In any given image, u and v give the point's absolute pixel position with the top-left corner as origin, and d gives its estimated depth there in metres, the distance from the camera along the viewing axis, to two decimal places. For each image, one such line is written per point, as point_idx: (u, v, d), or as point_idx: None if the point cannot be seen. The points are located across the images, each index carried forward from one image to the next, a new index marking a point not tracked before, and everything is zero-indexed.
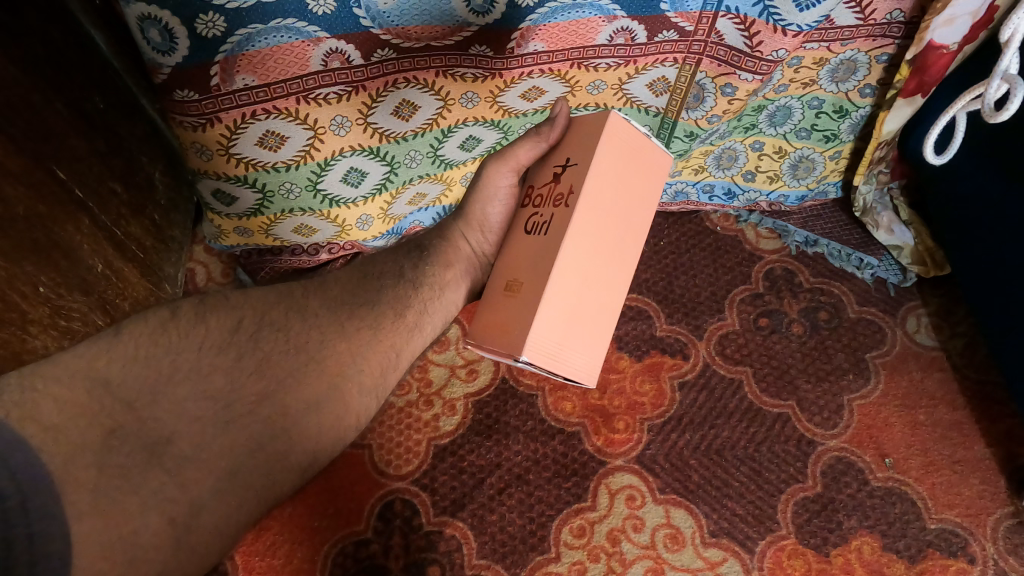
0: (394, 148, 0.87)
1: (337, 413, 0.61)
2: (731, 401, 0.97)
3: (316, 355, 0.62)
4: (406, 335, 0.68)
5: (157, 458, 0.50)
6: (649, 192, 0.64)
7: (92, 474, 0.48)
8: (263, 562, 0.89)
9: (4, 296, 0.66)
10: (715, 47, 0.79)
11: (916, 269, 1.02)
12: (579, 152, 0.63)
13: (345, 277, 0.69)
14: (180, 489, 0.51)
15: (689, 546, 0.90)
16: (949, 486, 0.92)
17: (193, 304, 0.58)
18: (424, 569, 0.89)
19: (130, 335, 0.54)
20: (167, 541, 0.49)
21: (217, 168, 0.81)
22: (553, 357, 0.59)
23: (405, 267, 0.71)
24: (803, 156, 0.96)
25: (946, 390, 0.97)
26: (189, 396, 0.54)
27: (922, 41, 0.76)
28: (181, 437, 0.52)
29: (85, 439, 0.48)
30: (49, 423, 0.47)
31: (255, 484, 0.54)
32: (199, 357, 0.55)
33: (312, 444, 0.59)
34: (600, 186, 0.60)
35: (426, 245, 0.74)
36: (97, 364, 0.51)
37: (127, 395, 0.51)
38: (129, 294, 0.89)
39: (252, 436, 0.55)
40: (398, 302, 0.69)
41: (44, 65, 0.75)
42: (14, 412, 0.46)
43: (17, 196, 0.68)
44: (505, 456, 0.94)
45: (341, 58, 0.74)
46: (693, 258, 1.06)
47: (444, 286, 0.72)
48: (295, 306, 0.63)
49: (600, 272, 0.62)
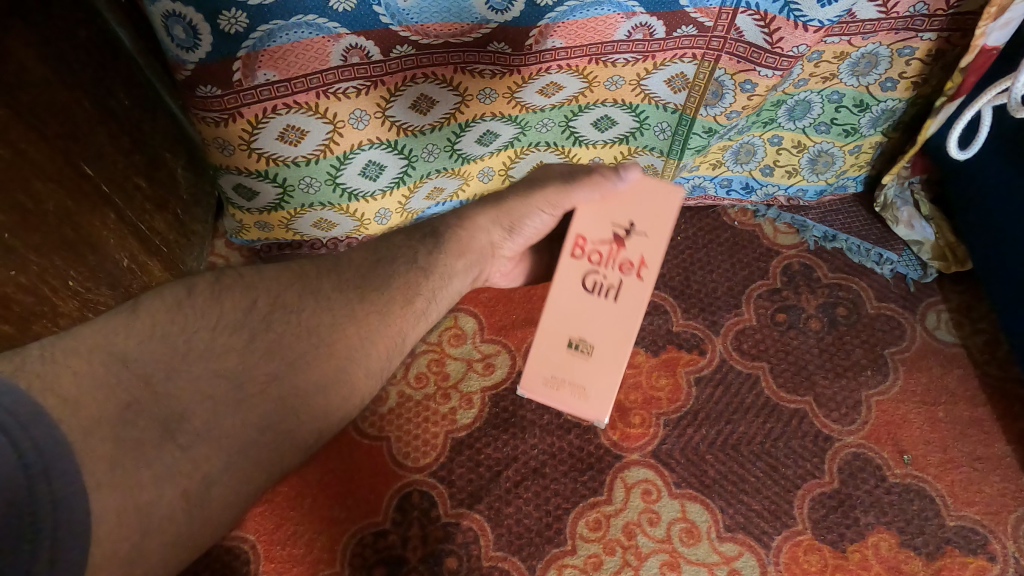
0: (411, 142, 0.87)
1: (342, 395, 0.60)
2: (749, 396, 0.97)
3: (326, 338, 0.60)
4: (413, 322, 0.65)
5: (171, 433, 0.51)
6: None
7: (109, 447, 0.49)
8: (284, 552, 0.90)
9: (35, 290, 0.69)
10: (734, 44, 0.79)
11: (936, 265, 1.01)
12: (648, 219, 0.59)
13: (359, 257, 0.66)
14: (193, 464, 0.51)
15: (705, 541, 0.90)
16: (968, 484, 0.91)
17: (208, 284, 0.59)
18: (441, 560, 0.90)
19: (148, 311, 0.55)
20: (181, 514, 0.50)
21: (239, 162, 0.83)
22: None
23: (418, 252, 0.66)
24: (822, 150, 0.96)
25: (966, 386, 0.97)
26: (204, 373, 0.54)
27: (976, 46, 0.75)
28: (195, 413, 0.53)
29: (103, 413, 0.49)
30: (68, 396, 0.48)
31: (264, 459, 0.55)
32: (214, 337, 0.56)
33: (319, 422, 0.58)
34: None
35: (441, 231, 0.68)
36: (116, 341, 0.52)
37: (144, 369, 0.52)
38: (154, 286, 0.92)
39: (261, 416, 0.55)
40: (408, 288, 0.65)
41: (72, 63, 0.76)
42: (35, 382, 0.47)
43: (48, 192, 0.71)
44: (521, 449, 0.94)
45: (360, 54, 0.75)
46: (711, 253, 1.06)
47: (452, 275, 0.67)
48: (307, 288, 0.62)
49: None
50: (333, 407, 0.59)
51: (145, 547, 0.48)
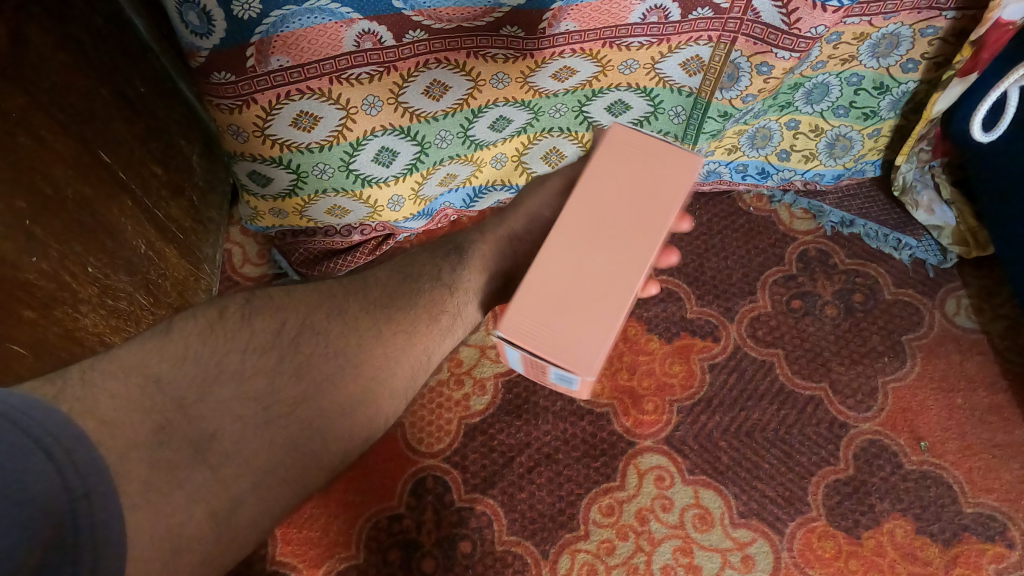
0: (424, 128, 0.87)
1: (369, 415, 0.61)
2: (763, 382, 0.96)
3: (353, 360, 0.61)
4: (437, 340, 0.66)
5: (201, 455, 0.52)
6: (660, 189, 0.56)
7: (144, 468, 0.49)
8: (300, 534, 0.92)
9: (56, 277, 0.70)
10: (751, 25, 0.78)
11: (957, 250, 0.99)
12: None
13: (385, 276, 0.66)
14: (221, 484, 0.52)
15: (718, 527, 0.90)
16: (986, 471, 0.90)
17: (239, 305, 0.59)
18: (455, 544, 0.91)
19: (181, 332, 0.55)
20: (209, 533, 0.51)
21: (252, 149, 0.83)
22: (530, 339, 0.52)
23: (443, 268, 0.67)
24: (840, 134, 0.94)
25: (986, 373, 0.95)
26: (234, 396, 0.55)
27: (991, 19, 0.73)
28: (225, 434, 0.54)
29: (139, 436, 0.50)
30: (107, 418, 0.49)
31: (292, 478, 0.56)
32: (245, 359, 0.56)
33: (342, 444, 0.59)
34: (598, 178, 0.57)
35: (464, 247, 0.68)
36: (151, 363, 0.52)
37: (177, 392, 0.52)
38: (170, 274, 0.92)
39: (290, 436, 0.56)
40: (433, 306, 0.66)
41: (89, 51, 0.76)
42: (76, 406, 0.47)
43: (67, 180, 0.71)
44: (534, 435, 0.95)
45: (372, 40, 0.74)
46: (725, 240, 1.05)
47: (477, 292, 0.68)
48: (334, 309, 0.62)
49: (597, 262, 0.54)
50: (358, 429, 0.60)
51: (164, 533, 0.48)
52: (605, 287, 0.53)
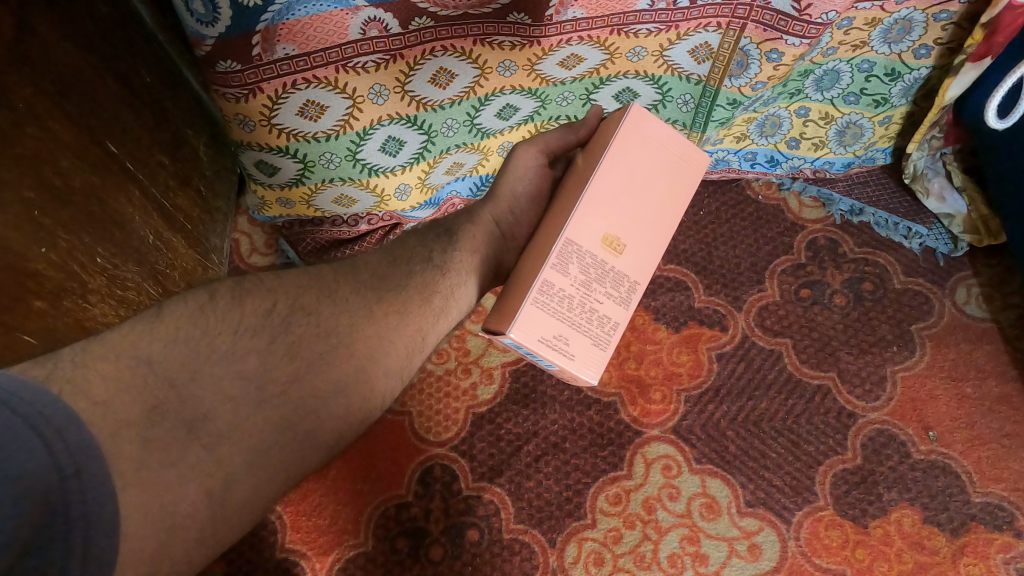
0: (430, 116, 0.87)
1: (363, 396, 0.59)
2: (771, 371, 0.96)
3: (344, 339, 0.60)
4: (432, 321, 0.65)
5: (195, 434, 0.51)
6: (599, 149, 0.65)
7: (137, 448, 0.48)
8: (310, 522, 0.92)
9: (65, 268, 0.71)
10: (760, 11, 0.77)
11: (968, 238, 0.98)
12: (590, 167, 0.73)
13: (376, 260, 0.66)
14: (216, 463, 0.51)
15: (725, 516, 0.90)
16: (995, 461, 0.90)
17: (229, 289, 0.58)
18: (463, 532, 0.91)
19: (171, 316, 0.54)
20: (204, 512, 0.50)
21: (260, 139, 0.83)
22: (497, 311, 0.63)
23: (433, 251, 0.68)
24: (850, 121, 0.93)
25: (995, 362, 0.95)
26: (225, 375, 0.54)
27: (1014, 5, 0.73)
28: (218, 415, 0.53)
29: (131, 415, 0.49)
30: (98, 399, 0.48)
31: (285, 458, 0.54)
32: (236, 340, 0.55)
33: (339, 424, 0.58)
34: (570, 175, 0.70)
35: (455, 231, 0.71)
36: (141, 344, 0.51)
37: (169, 372, 0.52)
38: (179, 264, 0.93)
39: (283, 415, 0.55)
40: (426, 287, 0.65)
41: (95, 40, 0.76)
42: (66, 387, 0.47)
43: (73, 170, 0.71)
44: (541, 425, 0.95)
45: (379, 27, 0.74)
46: (734, 228, 1.04)
47: (469, 272, 0.69)
48: (326, 290, 0.61)
49: (547, 232, 0.64)
50: (354, 410, 0.59)
51: (172, 526, 0.48)
52: (544, 246, 0.62)
